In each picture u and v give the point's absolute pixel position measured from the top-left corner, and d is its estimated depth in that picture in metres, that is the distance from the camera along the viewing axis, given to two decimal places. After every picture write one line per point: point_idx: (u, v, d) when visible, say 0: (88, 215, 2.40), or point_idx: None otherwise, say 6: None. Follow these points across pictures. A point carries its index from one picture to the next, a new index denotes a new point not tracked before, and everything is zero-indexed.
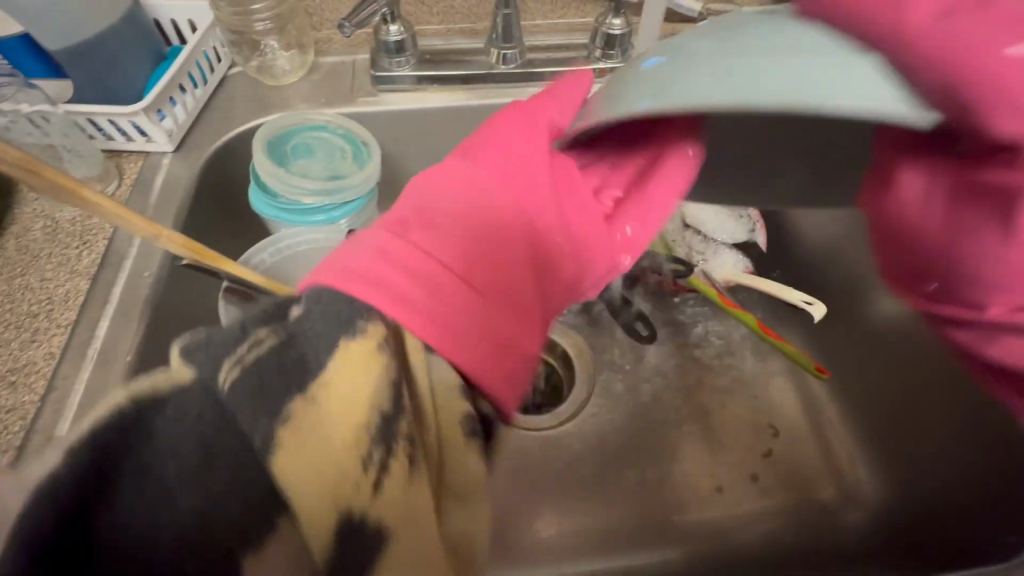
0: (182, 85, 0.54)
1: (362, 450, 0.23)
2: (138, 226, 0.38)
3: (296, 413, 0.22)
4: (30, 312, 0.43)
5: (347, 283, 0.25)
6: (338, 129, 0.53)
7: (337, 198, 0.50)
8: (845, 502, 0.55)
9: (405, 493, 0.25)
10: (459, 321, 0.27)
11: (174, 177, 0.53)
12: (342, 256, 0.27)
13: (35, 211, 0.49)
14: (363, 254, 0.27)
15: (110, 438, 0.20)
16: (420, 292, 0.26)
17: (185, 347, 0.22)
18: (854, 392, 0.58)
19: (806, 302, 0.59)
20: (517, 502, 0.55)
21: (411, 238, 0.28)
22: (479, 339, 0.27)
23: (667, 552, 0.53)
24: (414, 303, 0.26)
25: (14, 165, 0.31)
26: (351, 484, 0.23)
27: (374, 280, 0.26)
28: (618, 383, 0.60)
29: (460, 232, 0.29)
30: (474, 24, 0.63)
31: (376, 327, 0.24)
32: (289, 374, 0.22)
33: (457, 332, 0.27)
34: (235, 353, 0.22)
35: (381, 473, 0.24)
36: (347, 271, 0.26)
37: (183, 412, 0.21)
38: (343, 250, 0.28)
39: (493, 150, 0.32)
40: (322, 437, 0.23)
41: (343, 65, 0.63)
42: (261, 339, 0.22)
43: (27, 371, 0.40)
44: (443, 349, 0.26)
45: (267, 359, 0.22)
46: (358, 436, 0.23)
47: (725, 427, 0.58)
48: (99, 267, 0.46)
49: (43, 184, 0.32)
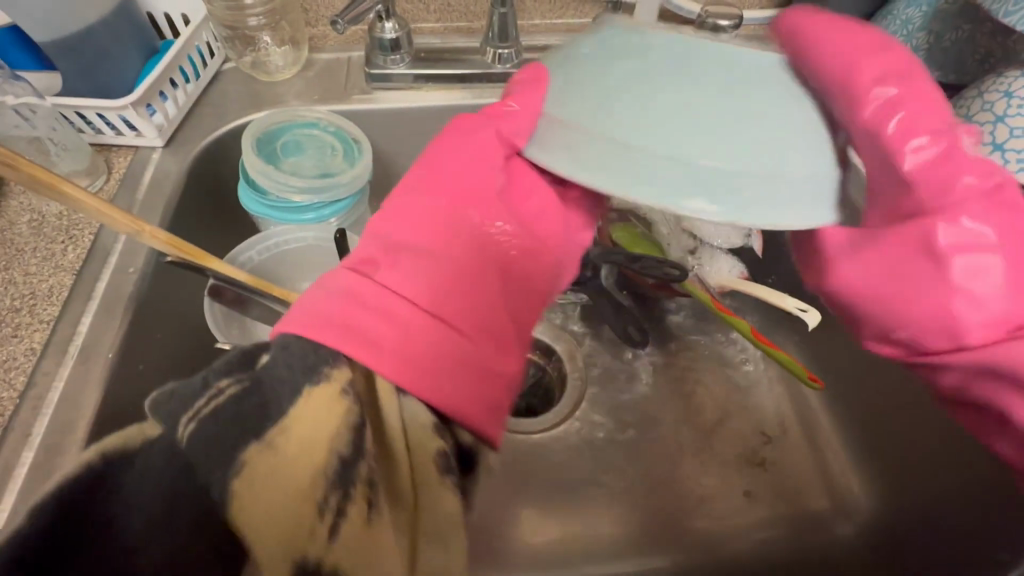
0: (173, 79, 0.53)
1: (318, 494, 0.24)
2: (121, 222, 0.37)
3: (253, 458, 0.23)
4: (12, 307, 0.42)
5: (318, 329, 0.27)
6: (329, 127, 0.52)
7: (327, 196, 0.49)
8: (838, 513, 0.54)
9: (364, 539, 0.24)
10: (429, 349, 0.29)
11: (163, 172, 0.52)
12: (311, 304, 0.29)
13: (21, 204, 0.48)
14: (331, 300, 0.29)
15: (105, 469, 0.23)
16: (388, 327, 0.29)
17: (162, 398, 0.25)
18: (849, 402, 0.57)
19: (801, 308, 0.54)
20: (504, 505, 0.54)
21: (376, 278, 0.30)
22: (453, 364, 0.30)
23: (656, 559, 0.52)
24: (383, 339, 0.28)
25: None
26: (305, 530, 0.23)
27: (346, 326, 0.28)
28: (611, 388, 0.60)
29: (423, 270, 0.31)
30: (471, 23, 0.63)
31: (340, 372, 0.26)
32: (247, 423, 0.24)
33: (426, 363, 0.29)
34: (194, 406, 0.24)
35: (337, 519, 0.24)
36: (318, 318, 0.28)
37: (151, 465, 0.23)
38: (307, 299, 0.29)
39: (448, 184, 0.35)
40: (277, 484, 0.23)
41: (338, 62, 0.62)
42: (220, 388, 0.25)
43: (7, 367, 0.40)
44: (416, 382, 0.28)
45: (226, 407, 0.24)
46: (315, 483, 0.24)
47: (717, 434, 0.57)
48: (84, 262, 0.45)
49: (23, 178, 0.32)
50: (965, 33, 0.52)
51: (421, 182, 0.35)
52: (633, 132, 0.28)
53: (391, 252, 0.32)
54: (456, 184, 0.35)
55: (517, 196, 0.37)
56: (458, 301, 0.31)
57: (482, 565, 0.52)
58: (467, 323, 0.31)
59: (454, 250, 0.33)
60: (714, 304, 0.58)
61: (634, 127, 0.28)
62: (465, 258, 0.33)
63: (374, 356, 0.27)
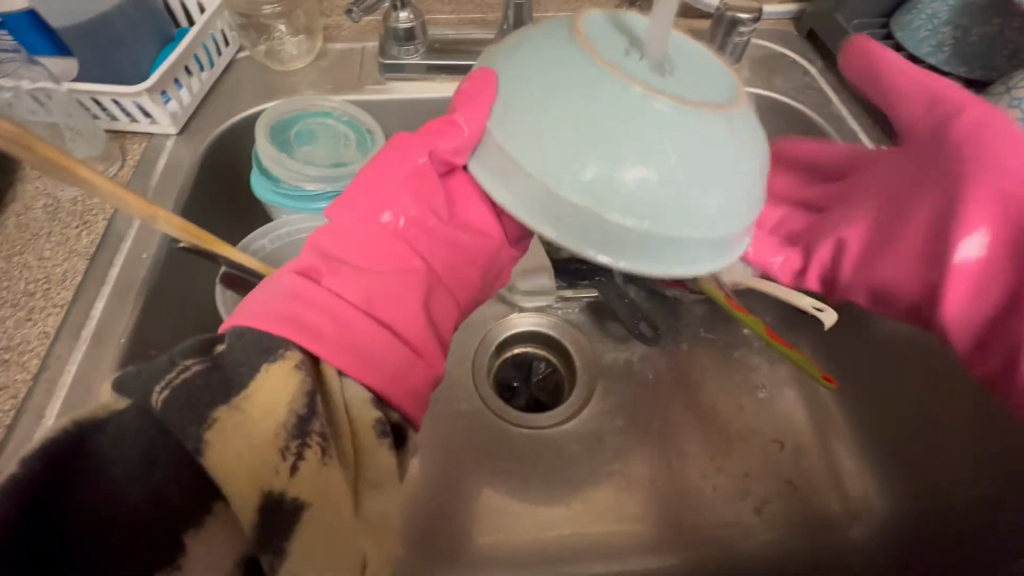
0: (188, 66, 0.53)
1: (281, 441, 0.27)
2: (136, 207, 0.37)
3: (223, 415, 0.27)
4: (27, 291, 0.43)
5: (269, 323, 0.30)
6: (343, 116, 0.52)
7: (340, 185, 0.49)
8: (850, 516, 0.53)
9: (319, 479, 0.27)
10: (370, 345, 0.31)
11: (176, 160, 0.52)
12: (261, 303, 0.31)
13: (37, 189, 0.48)
14: (277, 298, 0.31)
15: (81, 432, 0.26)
16: (334, 326, 0.31)
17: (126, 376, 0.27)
18: (863, 403, 0.56)
19: (818, 308, 0.51)
20: (512, 499, 0.54)
21: (321, 282, 0.32)
22: (392, 364, 0.32)
23: (666, 557, 0.52)
24: (330, 334, 0.30)
25: (8, 140, 0.30)
26: (271, 469, 0.27)
27: (291, 320, 0.30)
28: (620, 384, 0.59)
29: (373, 274, 0.34)
30: (485, 15, 0.63)
31: (294, 352, 0.29)
32: (216, 388, 0.27)
33: (373, 358, 0.31)
34: (165, 377, 0.27)
35: (298, 461, 0.27)
36: (269, 314, 0.30)
37: (125, 427, 0.27)
38: (257, 295, 0.32)
39: (387, 191, 0.36)
40: (249, 430, 0.27)
41: (352, 52, 0.62)
42: (185, 365, 0.28)
43: (21, 350, 0.40)
44: (357, 373, 0.30)
45: (193, 381, 0.27)
46: (277, 434, 0.27)
47: (729, 434, 0.57)
48: (97, 248, 0.45)
49: (38, 161, 0.32)
50: (994, 28, 0.51)
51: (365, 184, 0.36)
52: (566, 168, 0.29)
53: (335, 258, 0.34)
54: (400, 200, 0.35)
55: (457, 211, 0.39)
56: (395, 307, 0.33)
57: (491, 560, 0.51)
58: (403, 325, 0.33)
59: (403, 255, 0.35)
60: (728, 302, 0.57)
61: (568, 164, 0.29)
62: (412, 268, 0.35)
63: (322, 349, 0.30)
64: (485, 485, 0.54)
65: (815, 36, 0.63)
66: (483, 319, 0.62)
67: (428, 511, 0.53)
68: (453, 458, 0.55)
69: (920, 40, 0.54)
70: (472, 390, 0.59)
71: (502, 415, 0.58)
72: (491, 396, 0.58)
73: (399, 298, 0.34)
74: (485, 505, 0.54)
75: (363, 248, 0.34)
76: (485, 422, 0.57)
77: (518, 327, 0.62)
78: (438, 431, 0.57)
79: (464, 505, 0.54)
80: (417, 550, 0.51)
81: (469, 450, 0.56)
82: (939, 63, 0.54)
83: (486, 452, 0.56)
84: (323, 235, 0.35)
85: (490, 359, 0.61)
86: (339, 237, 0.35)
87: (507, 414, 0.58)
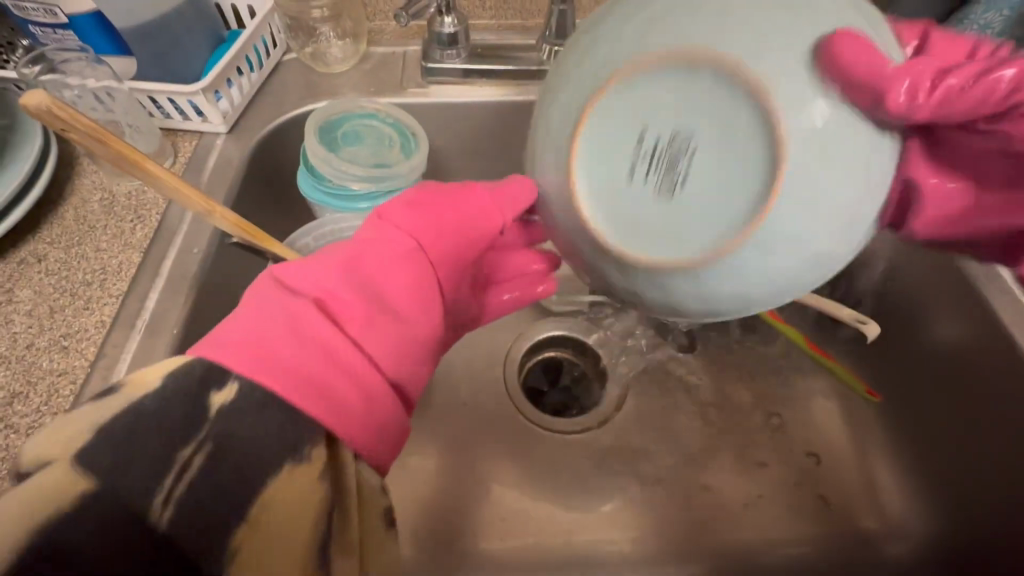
0: (239, 67, 0.55)
1: (314, 561, 0.27)
2: (195, 202, 0.38)
3: (246, 535, 0.25)
4: (84, 281, 0.44)
5: (275, 370, 0.28)
6: (387, 117, 0.53)
7: (384, 185, 0.50)
8: (890, 534, 0.52)
9: None
10: (383, 409, 0.31)
11: (225, 157, 0.53)
12: (259, 328, 0.29)
13: (94, 183, 0.50)
14: (299, 344, 0.29)
15: (54, 543, 0.21)
16: (332, 376, 0.29)
17: (86, 457, 0.23)
18: (905, 419, 0.55)
19: (858, 321, 0.55)
20: (539, 506, 0.54)
21: (347, 328, 0.31)
22: (395, 426, 0.32)
23: (693, 567, 0.51)
24: (354, 399, 0.30)
25: (84, 132, 0.32)
26: None
27: (315, 376, 0.29)
28: (652, 392, 0.59)
29: (388, 316, 0.32)
30: (525, 20, 0.63)
31: (318, 452, 0.27)
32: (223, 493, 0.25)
33: (376, 421, 0.31)
34: (167, 481, 0.24)
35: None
36: (279, 357, 0.28)
37: (107, 536, 0.22)
38: (272, 330, 0.29)
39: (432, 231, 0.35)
40: (276, 555, 0.26)
41: (393, 55, 0.63)
42: (187, 457, 0.24)
43: (79, 337, 0.41)
44: (369, 445, 0.30)
45: (203, 479, 0.24)
46: (306, 559, 0.27)
47: (762, 447, 0.56)
48: (151, 241, 0.46)
49: (109, 154, 0.33)
50: None
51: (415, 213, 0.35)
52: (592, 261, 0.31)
53: (368, 295, 0.32)
54: (438, 239, 0.35)
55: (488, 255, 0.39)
56: (410, 363, 0.33)
57: (516, 563, 0.51)
58: (412, 381, 0.34)
59: (422, 301, 0.33)
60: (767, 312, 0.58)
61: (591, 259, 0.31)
62: (425, 316, 0.34)
63: (311, 409, 0.28)
64: (512, 487, 0.54)
65: None
66: (516, 323, 0.63)
67: (453, 511, 0.53)
68: (481, 457, 0.56)
69: None
70: (503, 395, 0.59)
71: (529, 416, 0.58)
72: (520, 398, 0.59)
73: (416, 355, 0.34)
74: (510, 508, 0.54)
75: (397, 293, 0.33)
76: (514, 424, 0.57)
77: (552, 332, 0.62)
78: (469, 431, 0.57)
79: (491, 506, 0.54)
80: (446, 550, 0.52)
81: (500, 454, 0.56)
82: None
83: (516, 456, 0.56)
84: (347, 253, 0.34)
85: (523, 361, 0.61)
86: (362, 262, 0.33)
87: (536, 418, 0.58)
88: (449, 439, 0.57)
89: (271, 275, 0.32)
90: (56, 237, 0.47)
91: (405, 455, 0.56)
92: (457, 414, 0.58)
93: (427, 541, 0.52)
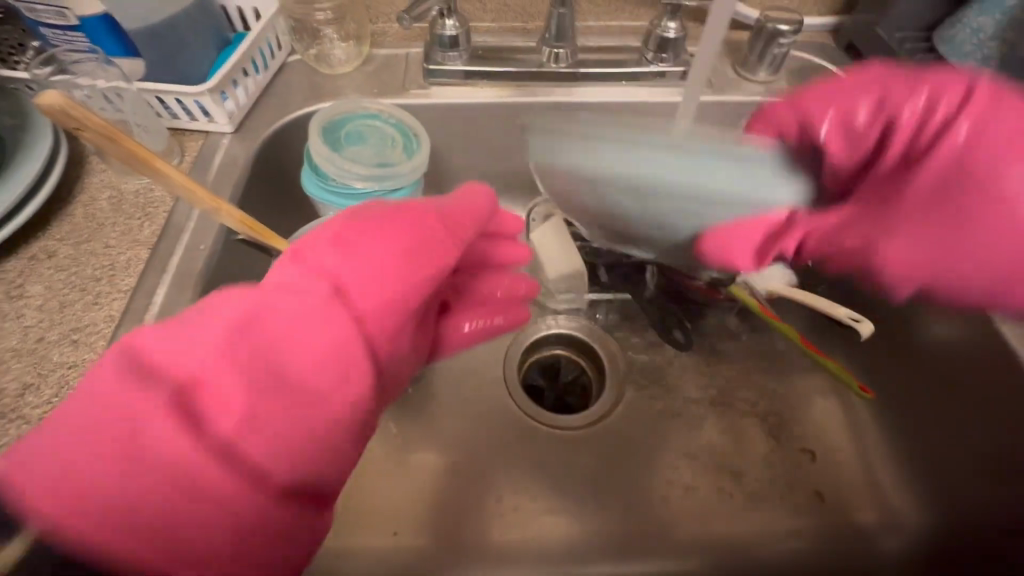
0: (245, 69, 0.56)
1: None
2: (203, 201, 0.39)
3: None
4: (94, 276, 0.45)
5: (98, 507, 0.25)
6: (390, 118, 0.54)
7: (386, 184, 0.51)
8: (885, 528, 0.53)
9: None
10: (261, 521, 0.28)
11: (231, 157, 0.54)
12: (86, 445, 0.26)
13: (102, 181, 0.51)
14: (129, 471, 0.25)
15: None
16: (191, 495, 0.26)
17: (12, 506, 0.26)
18: (900, 415, 0.56)
19: (852, 319, 0.55)
20: (538, 499, 0.54)
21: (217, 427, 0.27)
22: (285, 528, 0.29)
23: (690, 561, 0.52)
24: (213, 522, 0.27)
25: (95, 132, 0.33)
26: None
27: (152, 506, 0.26)
28: (648, 388, 0.60)
29: (275, 398, 0.28)
30: (526, 23, 0.64)
31: None
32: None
33: (250, 536, 0.28)
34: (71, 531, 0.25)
35: None
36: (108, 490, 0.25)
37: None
38: (91, 454, 0.25)
39: (360, 281, 0.33)
40: None
41: (396, 57, 0.64)
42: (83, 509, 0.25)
43: (89, 331, 0.42)
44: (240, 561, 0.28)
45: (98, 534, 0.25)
46: None
47: (757, 441, 0.57)
48: (159, 238, 0.48)
49: (119, 151, 0.34)
50: None
51: (343, 256, 0.33)
52: None
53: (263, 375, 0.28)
54: (364, 285, 0.33)
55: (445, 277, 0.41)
56: (313, 452, 0.30)
57: (515, 555, 0.52)
58: (317, 469, 0.30)
59: (324, 373, 0.30)
60: (762, 311, 0.58)
61: None
62: (326, 389, 0.30)
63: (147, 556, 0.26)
64: (511, 482, 0.55)
65: (853, 48, 0.63)
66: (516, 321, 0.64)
67: (452, 504, 0.54)
68: (481, 451, 0.57)
69: (966, 53, 0.54)
70: (503, 392, 0.60)
71: (528, 411, 0.59)
72: (520, 394, 0.60)
73: (319, 443, 0.30)
74: (509, 501, 0.54)
75: (301, 366, 0.29)
76: (514, 420, 0.58)
77: (552, 330, 0.63)
78: (468, 425, 0.58)
79: (490, 499, 0.54)
80: (446, 543, 0.52)
81: (499, 449, 0.57)
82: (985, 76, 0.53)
83: (516, 451, 0.57)
84: (234, 312, 0.29)
85: (523, 358, 0.62)
86: (248, 326, 0.29)
87: (537, 414, 0.59)
88: (449, 433, 0.58)
89: (119, 351, 0.28)
90: (66, 234, 0.48)
91: (406, 449, 0.57)
92: (457, 410, 0.59)
93: (428, 535, 0.53)
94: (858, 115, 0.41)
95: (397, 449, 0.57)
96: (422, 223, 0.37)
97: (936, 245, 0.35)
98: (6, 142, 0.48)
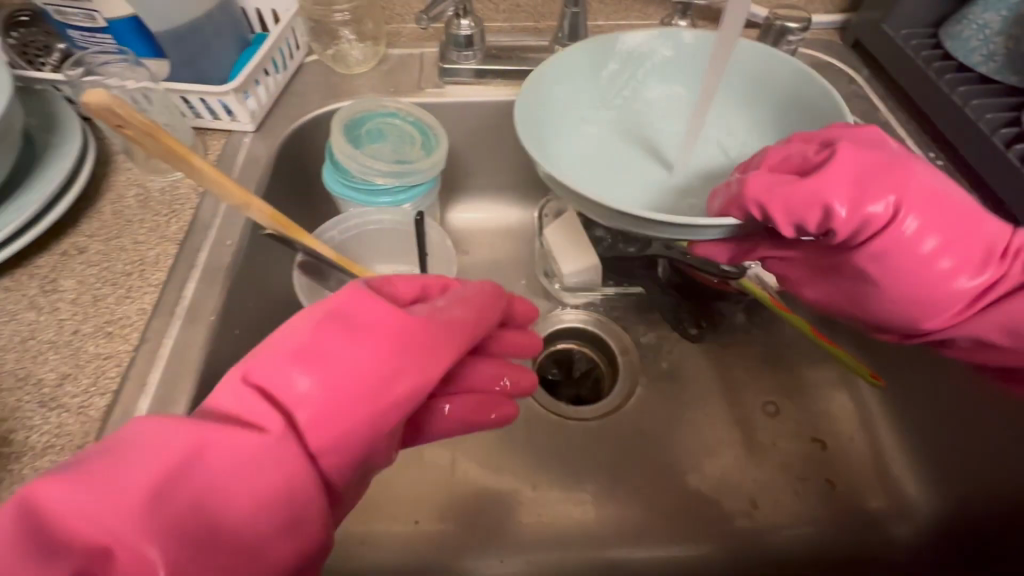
0: (266, 69, 0.57)
1: None
2: (233, 195, 0.40)
3: None
4: (124, 272, 0.47)
5: None
6: (408, 116, 0.55)
7: (406, 180, 0.53)
8: (896, 515, 0.54)
9: None
10: None
11: (253, 155, 0.56)
12: None
13: (129, 179, 0.53)
14: None
15: None
16: None
17: None
18: (910, 403, 0.56)
19: None
20: (555, 488, 0.56)
21: None
22: None
23: (705, 547, 0.53)
24: None
25: (138, 129, 0.34)
26: None
27: None
28: (661, 379, 0.61)
29: (198, 562, 0.27)
30: (538, 23, 0.65)
31: None
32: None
33: None
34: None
35: None
36: None
37: None
38: None
39: (316, 414, 0.32)
40: None
41: (411, 57, 0.65)
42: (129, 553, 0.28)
43: (122, 324, 0.44)
44: None
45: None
46: None
47: (768, 430, 0.58)
48: (186, 234, 0.49)
49: (158, 147, 0.35)
50: None
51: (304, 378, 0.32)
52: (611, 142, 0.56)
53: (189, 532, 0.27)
54: (321, 421, 0.32)
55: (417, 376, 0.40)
56: None
57: (534, 542, 0.53)
58: None
59: (258, 530, 0.29)
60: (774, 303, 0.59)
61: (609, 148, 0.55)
62: (259, 541, 0.29)
63: None
64: (528, 471, 0.56)
65: (860, 45, 0.64)
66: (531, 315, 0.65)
67: (471, 493, 0.55)
68: (498, 442, 0.58)
69: (972, 49, 0.55)
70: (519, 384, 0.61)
71: (542, 403, 0.60)
72: (534, 386, 0.61)
73: None
74: (526, 490, 0.55)
75: (237, 518, 0.29)
76: (530, 412, 0.59)
77: (564, 324, 0.64)
78: None
79: (508, 488, 0.56)
80: (465, 531, 0.54)
81: (516, 440, 0.58)
82: (990, 72, 0.55)
83: (533, 441, 0.58)
84: (168, 450, 0.28)
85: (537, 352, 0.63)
86: (185, 470, 0.28)
87: (551, 406, 0.60)
88: (466, 424, 0.59)
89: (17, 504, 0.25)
90: (96, 231, 0.49)
91: (425, 440, 0.58)
92: None
93: (446, 523, 0.54)
94: (812, 159, 0.43)
95: (415, 440, 0.58)
96: (394, 340, 0.35)
97: (844, 297, 0.47)
98: (37, 142, 0.49)
